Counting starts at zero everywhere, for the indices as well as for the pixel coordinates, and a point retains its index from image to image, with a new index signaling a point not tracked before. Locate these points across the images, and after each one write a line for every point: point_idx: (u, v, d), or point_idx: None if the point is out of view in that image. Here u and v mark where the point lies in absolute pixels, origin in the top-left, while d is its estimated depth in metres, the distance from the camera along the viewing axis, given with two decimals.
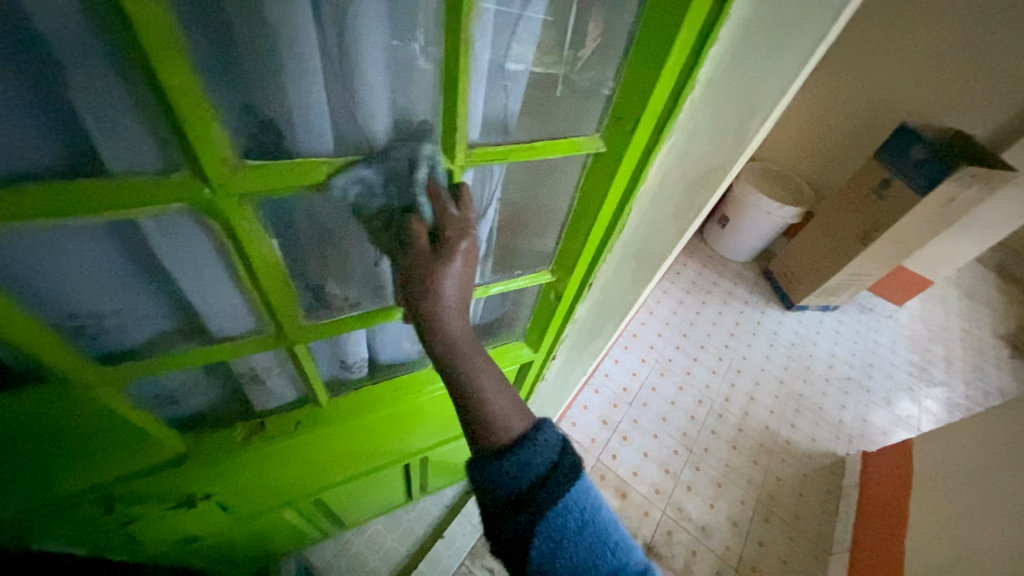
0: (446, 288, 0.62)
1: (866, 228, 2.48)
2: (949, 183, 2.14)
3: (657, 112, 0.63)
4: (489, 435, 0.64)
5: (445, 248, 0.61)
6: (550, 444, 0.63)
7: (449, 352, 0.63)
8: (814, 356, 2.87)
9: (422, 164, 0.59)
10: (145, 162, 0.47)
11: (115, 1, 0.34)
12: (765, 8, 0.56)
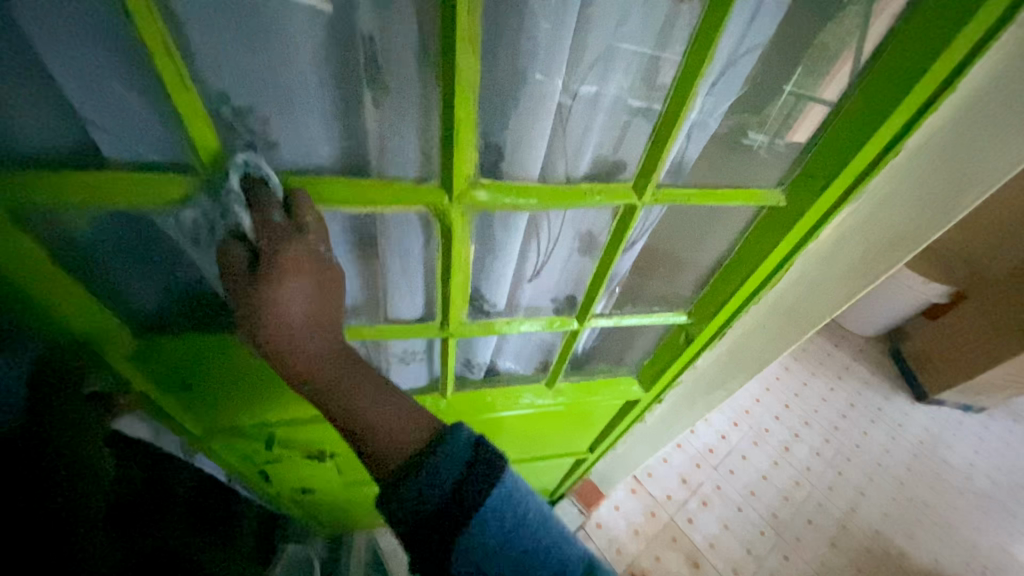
0: (285, 314, 0.52)
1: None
2: None
3: (852, 176, 0.62)
4: (391, 454, 0.56)
5: (273, 275, 0.50)
6: (459, 449, 0.55)
7: (317, 390, 0.56)
8: (948, 461, 2.44)
9: (232, 173, 0.49)
10: (407, 171, 0.58)
11: (450, 58, 0.46)
12: (1000, 89, 0.55)
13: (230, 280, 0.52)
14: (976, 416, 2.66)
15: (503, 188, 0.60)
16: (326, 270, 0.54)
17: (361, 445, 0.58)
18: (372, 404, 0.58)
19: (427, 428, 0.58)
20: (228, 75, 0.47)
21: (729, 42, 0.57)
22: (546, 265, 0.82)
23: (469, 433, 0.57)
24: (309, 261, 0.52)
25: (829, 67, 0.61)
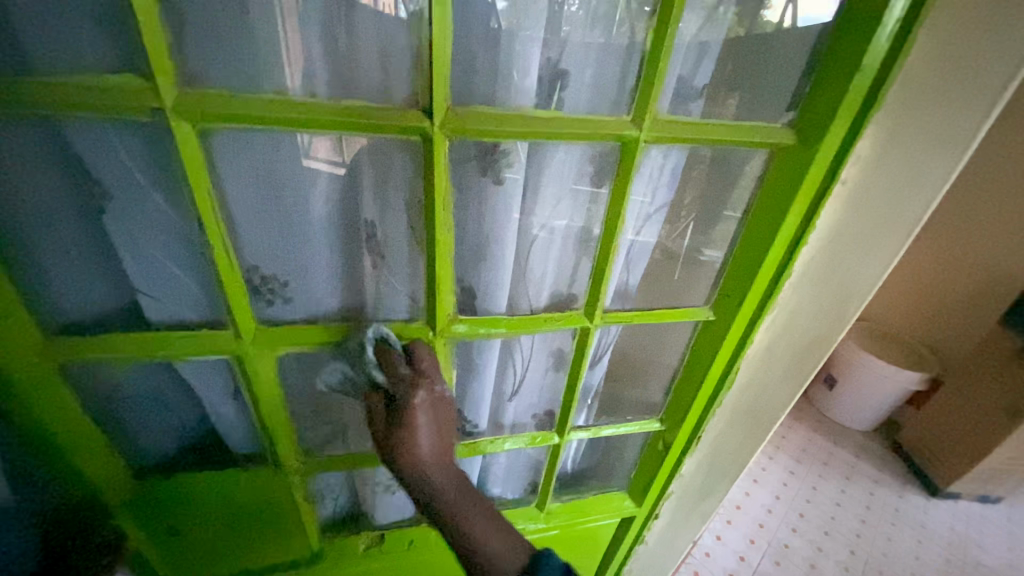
0: (414, 446, 0.62)
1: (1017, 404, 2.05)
2: None
3: (760, 292, 0.76)
4: (494, 566, 0.58)
5: (405, 409, 0.63)
6: (552, 571, 0.56)
7: (448, 510, 0.60)
8: None
9: (368, 344, 0.64)
10: (398, 314, 0.70)
11: (428, 233, 0.61)
12: (846, 224, 0.71)
13: (371, 421, 0.66)
14: (1006, 509, 2.39)
15: (478, 321, 0.72)
16: (442, 413, 0.65)
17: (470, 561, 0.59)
18: (479, 521, 0.60)
19: (523, 552, 0.59)
20: (261, 254, 0.61)
21: (637, 196, 0.71)
22: (523, 385, 0.91)
23: (557, 559, 0.58)
24: (430, 405, 0.64)
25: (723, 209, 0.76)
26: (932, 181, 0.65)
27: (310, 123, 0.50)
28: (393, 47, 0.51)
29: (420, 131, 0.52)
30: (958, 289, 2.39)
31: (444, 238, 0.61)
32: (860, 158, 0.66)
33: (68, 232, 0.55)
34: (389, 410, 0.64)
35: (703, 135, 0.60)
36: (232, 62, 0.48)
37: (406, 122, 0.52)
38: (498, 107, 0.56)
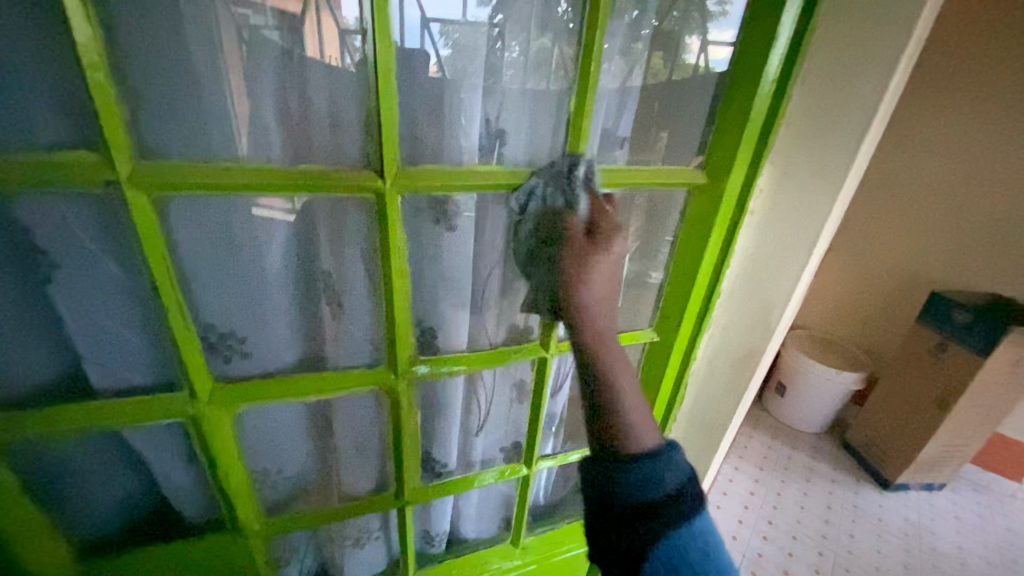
0: (595, 275, 0.57)
1: (941, 393, 2.25)
2: (1008, 344, 2.03)
3: (695, 311, 0.85)
4: (622, 445, 0.50)
5: (585, 250, 0.58)
6: (675, 468, 0.49)
7: (601, 366, 0.53)
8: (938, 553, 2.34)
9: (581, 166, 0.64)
10: (359, 359, 0.72)
11: (385, 279, 0.64)
12: (760, 247, 0.80)
13: (563, 246, 0.60)
14: (950, 493, 2.56)
15: (438, 360, 0.74)
16: (617, 254, 0.59)
17: (599, 432, 0.52)
18: (630, 394, 0.52)
19: (652, 429, 0.52)
20: (217, 311, 0.62)
21: None
22: (487, 419, 0.93)
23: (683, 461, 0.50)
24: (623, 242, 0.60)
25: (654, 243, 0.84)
26: (821, 203, 0.73)
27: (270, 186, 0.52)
28: (344, 117, 0.56)
29: (376, 190, 0.57)
30: (877, 293, 2.65)
31: (401, 284, 0.64)
32: (761, 190, 0.77)
33: (9, 303, 0.53)
34: (590, 238, 0.59)
35: (628, 180, 0.69)
36: (187, 135, 0.51)
37: (363, 181, 0.56)
38: (447, 165, 0.62)
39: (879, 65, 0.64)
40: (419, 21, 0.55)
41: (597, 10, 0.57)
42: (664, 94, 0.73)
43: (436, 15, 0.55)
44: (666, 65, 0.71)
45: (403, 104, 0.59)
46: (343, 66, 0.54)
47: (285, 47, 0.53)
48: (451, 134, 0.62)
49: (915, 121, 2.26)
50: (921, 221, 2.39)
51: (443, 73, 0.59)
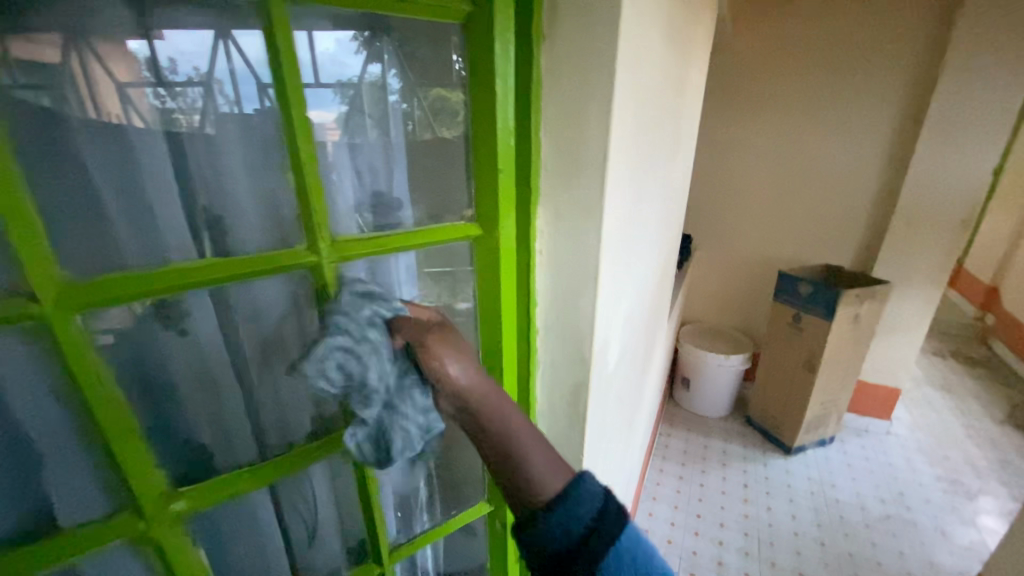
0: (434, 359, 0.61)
1: (807, 358, 2.52)
2: (844, 306, 2.31)
3: (516, 352, 0.84)
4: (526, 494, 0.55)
5: (432, 348, 0.60)
6: (587, 499, 0.54)
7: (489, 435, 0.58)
8: (841, 500, 2.44)
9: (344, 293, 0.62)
10: (94, 511, 0.57)
11: (89, 416, 0.51)
12: (555, 281, 0.80)
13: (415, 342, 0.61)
14: (838, 444, 2.82)
15: (206, 488, 0.62)
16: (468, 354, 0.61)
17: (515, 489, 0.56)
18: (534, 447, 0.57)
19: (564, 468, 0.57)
20: None
21: None
22: (322, 521, 0.82)
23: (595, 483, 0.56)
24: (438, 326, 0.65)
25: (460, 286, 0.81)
26: (591, 236, 0.73)
27: None
28: None
29: (32, 314, 0.45)
30: (742, 279, 2.93)
31: (117, 417, 0.52)
32: (543, 231, 0.77)
33: None
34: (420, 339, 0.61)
35: (388, 249, 0.66)
36: None
37: (13, 312, 0.44)
38: (132, 270, 0.50)
39: (595, 98, 0.66)
40: (254, 84, 0.54)
41: (281, 76, 0.52)
42: (432, 146, 0.72)
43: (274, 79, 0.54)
44: (440, 121, 0.71)
45: (42, 205, 0.46)
46: (143, 126, 0.51)
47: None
48: (154, 223, 0.53)
49: (736, 128, 2.59)
50: (756, 212, 2.72)
51: (133, 156, 0.51)
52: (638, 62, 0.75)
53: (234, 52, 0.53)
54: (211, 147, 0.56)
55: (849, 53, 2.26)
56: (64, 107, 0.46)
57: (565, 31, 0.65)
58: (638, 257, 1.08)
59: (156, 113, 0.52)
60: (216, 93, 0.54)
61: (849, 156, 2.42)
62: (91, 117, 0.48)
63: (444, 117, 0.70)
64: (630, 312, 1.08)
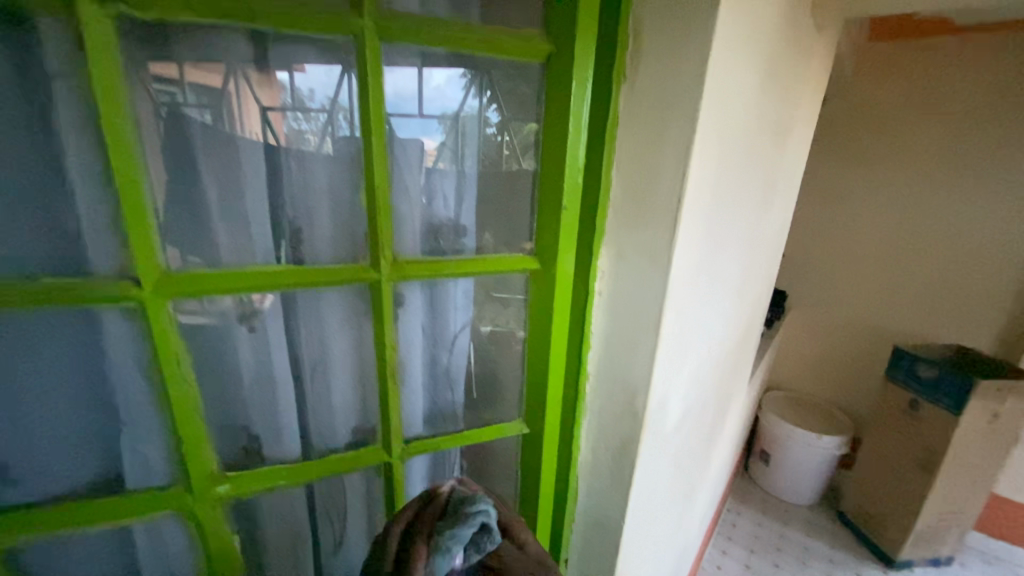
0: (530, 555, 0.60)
1: (923, 455, 2.10)
2: (978, 400, 1.90)
3: (561, 395, 0.81)
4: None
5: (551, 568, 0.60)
6: None
7: None
8: None
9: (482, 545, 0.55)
10: (155, 479, 0.62)
11: (164, 392, 0.57)
12: (612, 325, 0.76)
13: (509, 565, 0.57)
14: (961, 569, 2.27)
15: (248, 478, 0.66)
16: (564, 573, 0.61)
17: None
18: None
19: None
20: None
21: (413, 327, 0.73)
22: (348, 532, 0.82)
23: None
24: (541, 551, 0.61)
25: (513, 320, 0.80)
26: (655, 283, 0.68)
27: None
28: (94, 216, 0.51)
29: (133, 297, 0.52)
30: (844, 349, 2.57)
31: (185, 396, 0.58)
32: (604, 271, 0.74)
33: None
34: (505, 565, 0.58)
35: (446, 272, 0.67)
36: None
37: (119, 293, 0.51)
38: (219, 269, 0.56)
39: (673, 141, 0.62)
40: None
41: (365, 106, 0.56)
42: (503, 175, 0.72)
43: (395, 111, 0.62)
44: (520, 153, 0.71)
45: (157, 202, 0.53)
46: (276, 144, 0.59)
47: (14, 140, 0.48)
48: (243, 228, 0.59)
49: (849, 181, 2.34)
50: (867, 275, 2.39)
51: (239, 169, 0.57)
52: (728, 103, 0.71)
53: (353, 83, 0.58)
54: (302, 162, 0.60)
55: (1004, 104, 1.94)
56: (182, 115, 0.53)
57: (647, 72, 0.63)
58: (713, 311, 0.98)
59: (291, 134, 0.59)
60: (340, 121, 0.60)
61: (996, 221, 2.05)
62: (208, 129, 0.55)
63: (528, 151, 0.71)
64: (698, 370, 0.98)
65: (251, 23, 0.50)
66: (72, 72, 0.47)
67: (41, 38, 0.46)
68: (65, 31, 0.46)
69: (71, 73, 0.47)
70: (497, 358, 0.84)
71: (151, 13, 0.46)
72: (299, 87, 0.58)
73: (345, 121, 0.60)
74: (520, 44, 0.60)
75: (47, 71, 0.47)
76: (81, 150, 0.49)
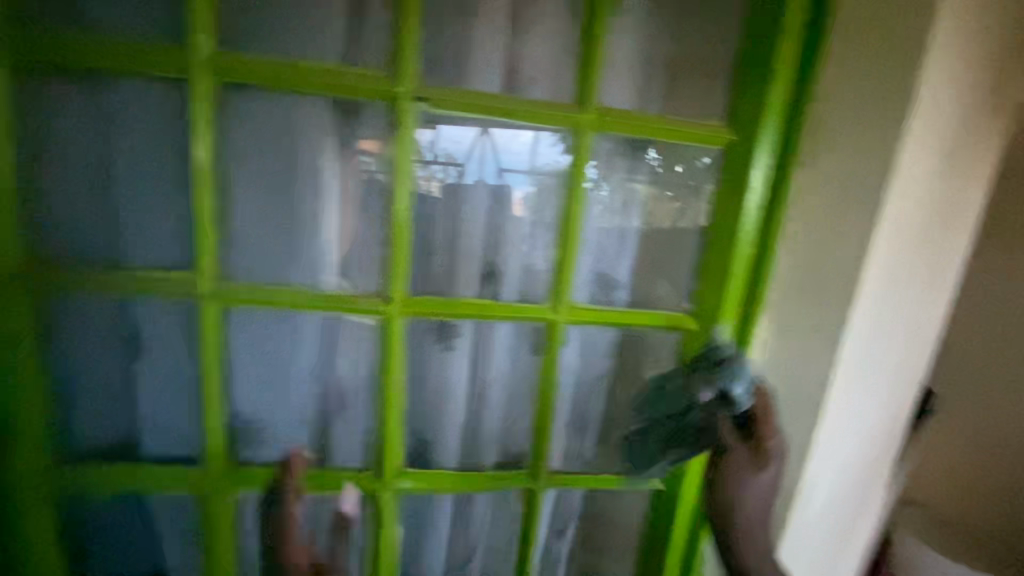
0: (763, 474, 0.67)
1: None
2: None
3: (701, 455, 0.82)
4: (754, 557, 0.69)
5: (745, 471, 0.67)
6: None
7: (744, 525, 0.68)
8: None
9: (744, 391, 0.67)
10: (353, 460, 0.76)
11: (382, 390, 0.72)
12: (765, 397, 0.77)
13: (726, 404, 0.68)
14: None
15: (423, 475, 0.77)
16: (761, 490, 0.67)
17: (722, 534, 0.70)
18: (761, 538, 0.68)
19: None
20: (243, 397, 0.72)
21: (569, 369, 0.80)
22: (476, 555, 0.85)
23: None
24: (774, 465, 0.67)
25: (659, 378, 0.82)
26: (821, 356, 0.70)
27: (290, 305, 0.66)
28: (366, 247, 0.68)
29: (383, 312, 0.68)
30: None
31: (394, 396, 0.71)
32: (762, 342, 0.77)
33: (102, 367, 0.70)
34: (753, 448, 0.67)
35: (612, 322, 0.74)
36: (256, 264, 0.67)
37: (373, 307, 0.67)
38: (441, 298, 0.71)
39: (855, 229, 0.66)
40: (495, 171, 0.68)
41: (574, 179, 0.68)
42: (672, 237, 0.76)
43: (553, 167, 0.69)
44: (687, 215, 0.75)
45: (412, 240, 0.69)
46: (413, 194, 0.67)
47: (324, 189, 0.66)
48: (457, 267, 0.71)
49: None
50: None
51: (456, 221, 0.69)
52: (918, 187, 0.71)
53: (562, 154, 0.68)
54: (511, 216, 0.70)
55: None
56: (429, 176, 0.67)
57: (829, 163, 0.68)
58: (872, 397, 0.92)
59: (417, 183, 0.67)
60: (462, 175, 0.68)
61: None
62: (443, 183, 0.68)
63: (694, 211, 0.75)
64: (850, 460, 0.92)
65: (505, 115, 0.64)
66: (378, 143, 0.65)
67: (364, 119, 0.64)
68: (382, 118, 0.64)
69: (379, 145, 0.65)
70: None
71: (442, 107, 0.63)
72: (427, 143, 0.66)
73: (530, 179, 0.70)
74: (710, 133, 0.69)
75: (363, 143, 0.65)
76: (369, 198, 0.67)
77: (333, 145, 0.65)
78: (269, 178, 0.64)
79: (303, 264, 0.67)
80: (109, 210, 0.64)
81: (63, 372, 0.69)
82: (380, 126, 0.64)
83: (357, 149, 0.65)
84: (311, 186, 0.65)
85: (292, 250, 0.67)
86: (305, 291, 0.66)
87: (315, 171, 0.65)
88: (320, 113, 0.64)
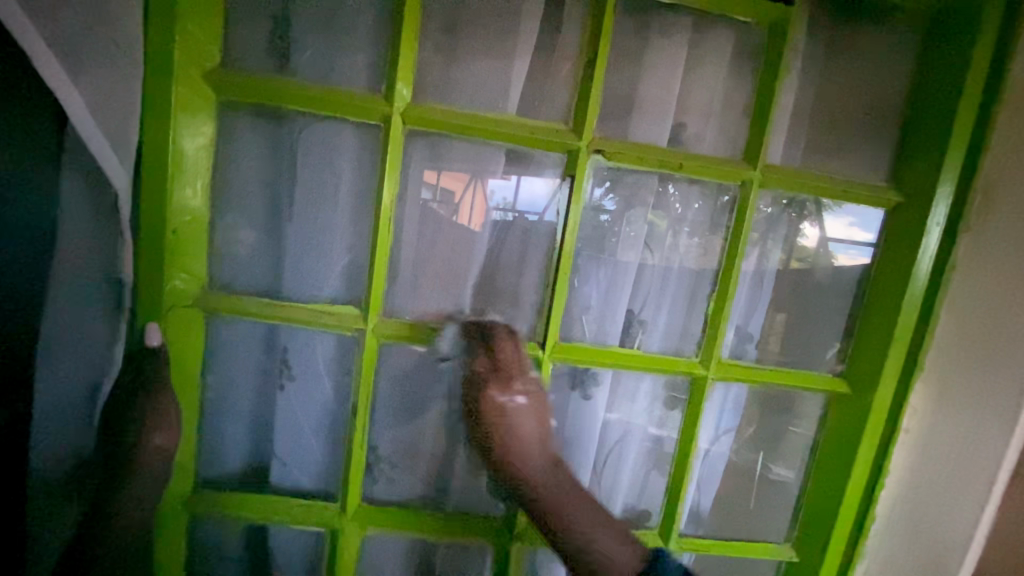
0: (520, 431, 0.60)
1: None
2: None
3: (845, 535, 0.74)
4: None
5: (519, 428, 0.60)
6: None
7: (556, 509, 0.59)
8: None
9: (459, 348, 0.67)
10: (479, 505, 0.75)
11: (522, 435, 0.70)
12: (922, 470, 0.72)
13: (469, 380, 0.63)
14: None
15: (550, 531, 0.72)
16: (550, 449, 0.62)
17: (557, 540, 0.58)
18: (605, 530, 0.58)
19: None
20: (381, 432, 0.72)
21: (706, 428, 0.77)
22: None
23: None
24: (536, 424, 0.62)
25: (787, 438, 0.79)
26: (1001, 431, 0.66)
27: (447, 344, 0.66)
28: (522, 290, 0.69)
29: (535, 357, 0.67)
30: None
31: None
32: (916, 409, 0.72)
33: (245, 392, 0.70)
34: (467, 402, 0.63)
35: (761, 381, 0.72)
36: (415, 301, 0.68)
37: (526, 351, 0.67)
38: (589, 344, 0.71)
39: None
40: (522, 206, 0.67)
41: (735, 235, 0.67)
42: (819, 289, 0.75)
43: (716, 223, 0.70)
44: (806, 256, 0.74)
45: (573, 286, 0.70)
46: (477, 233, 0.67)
47: (490, 232, 0.68)
48: (606, 314, 0.71)
49: None
50: None
51: (610, 269, 0.70)
52: None
53: (724, 210, 0.69)
54: (665, 267, 0.71)
55: None
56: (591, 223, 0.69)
57: (1001, 228, 0.66)
58: None
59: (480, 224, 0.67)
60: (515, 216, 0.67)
61: None
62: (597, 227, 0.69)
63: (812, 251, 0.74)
64: None
65: (673, 170, 0.65)
66: (546, 189, 0.66)
67: (534, 166, 0.66)
68: (554, 166, 0.66)
69: (548, 192, 0.66)
70: (771, 473, 0.80)
71: (615, 159, 0.64)
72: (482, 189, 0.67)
73: (681, 229, 0.70)
74: (875, 195, 0.69)
75: (530, 188, 0.66)
76: (530, 242, 0.68)
77: (501, 189, 0.67)
78: (439, 219, 0.67)
79: (461, 303, 0.69)
80: (277, 242, 0.66)
81: (211, 398, 0.69)
82: (550, 174, 0.66)
83: (525, 194, 0.67)
84: (477, 228, 0.67)
85: (451, 289, 0.68)
86: (462, 331, 0.67)
87: (483, 213, 0.67)
88: (495, 160, 0.66)
